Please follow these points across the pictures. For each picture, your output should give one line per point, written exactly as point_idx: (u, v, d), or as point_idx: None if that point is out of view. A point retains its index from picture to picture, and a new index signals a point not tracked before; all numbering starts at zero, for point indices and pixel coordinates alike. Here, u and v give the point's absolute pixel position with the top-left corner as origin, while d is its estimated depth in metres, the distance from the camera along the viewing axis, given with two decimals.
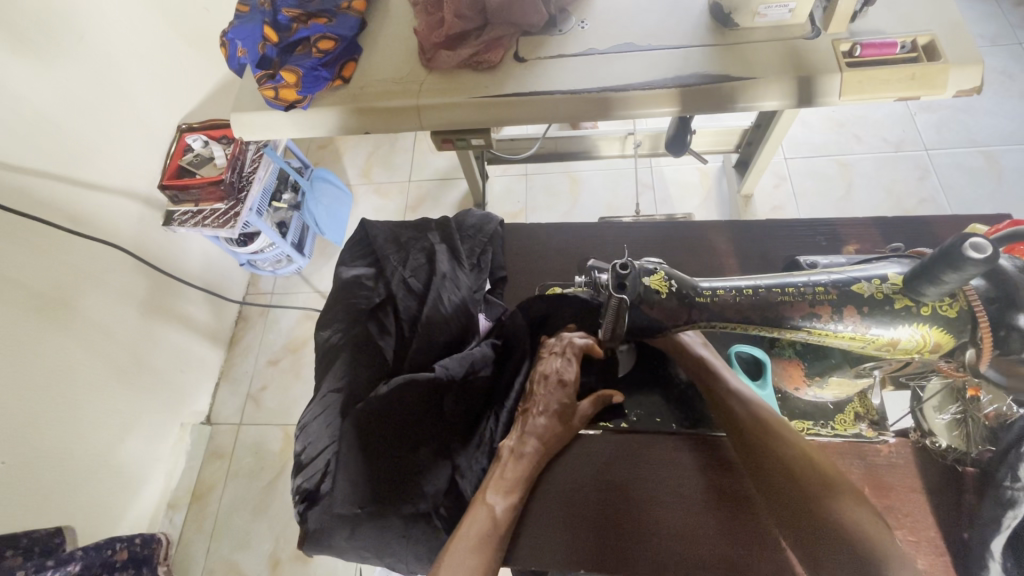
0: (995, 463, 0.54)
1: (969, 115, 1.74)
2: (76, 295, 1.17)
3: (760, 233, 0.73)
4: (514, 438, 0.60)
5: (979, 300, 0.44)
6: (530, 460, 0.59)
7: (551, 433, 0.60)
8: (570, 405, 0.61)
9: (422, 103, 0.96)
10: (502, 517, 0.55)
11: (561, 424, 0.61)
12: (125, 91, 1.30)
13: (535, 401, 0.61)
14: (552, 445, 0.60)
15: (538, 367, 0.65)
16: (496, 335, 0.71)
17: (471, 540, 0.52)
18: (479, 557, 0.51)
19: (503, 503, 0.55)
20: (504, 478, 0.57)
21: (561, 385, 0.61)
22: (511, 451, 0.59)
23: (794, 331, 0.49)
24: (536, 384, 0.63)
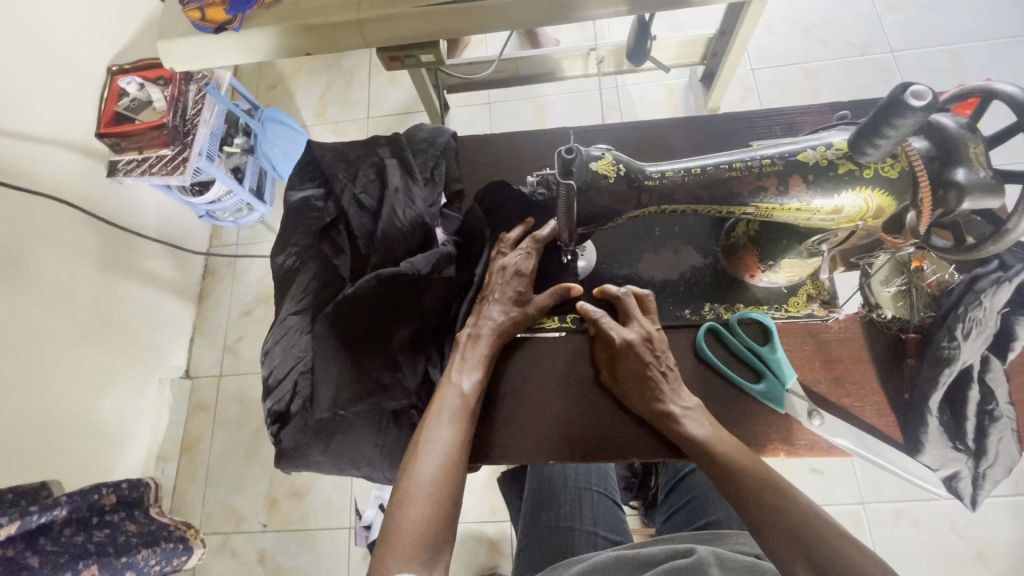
0: (936, 326, 0.56)
1: (935, 13, 1.70)
2: (24, 253, 1.11)
3: (719, 127, 0.72)
4: (472, 324, 0.63)
5: (920, 160, 0.44)
6: (489, 341, 0.61)
7: (509, 319, 0.62)
8: (525, 293, 0.64)
9: (364, 16, 0.89)
10: (471, 392, 0.58)
11: (518, 309, 0.63)
12: (41, 28, 1.18)
13: (491, 290, 0.63)
14: (512, 330, 0.62)
15: (495, 259, 0.66)
16: (457, 234, 0.70)
17: (444, 415, 0.56)
18: (453, 428, 0.56)
19: (469, 379, 0.59)
20: (467, 358, 0.60)
21: (515, 274, 0.63)
22: (469, 336, 0.62)
23: (742, 208, 0.50)
24: (493, 276, 0.65)
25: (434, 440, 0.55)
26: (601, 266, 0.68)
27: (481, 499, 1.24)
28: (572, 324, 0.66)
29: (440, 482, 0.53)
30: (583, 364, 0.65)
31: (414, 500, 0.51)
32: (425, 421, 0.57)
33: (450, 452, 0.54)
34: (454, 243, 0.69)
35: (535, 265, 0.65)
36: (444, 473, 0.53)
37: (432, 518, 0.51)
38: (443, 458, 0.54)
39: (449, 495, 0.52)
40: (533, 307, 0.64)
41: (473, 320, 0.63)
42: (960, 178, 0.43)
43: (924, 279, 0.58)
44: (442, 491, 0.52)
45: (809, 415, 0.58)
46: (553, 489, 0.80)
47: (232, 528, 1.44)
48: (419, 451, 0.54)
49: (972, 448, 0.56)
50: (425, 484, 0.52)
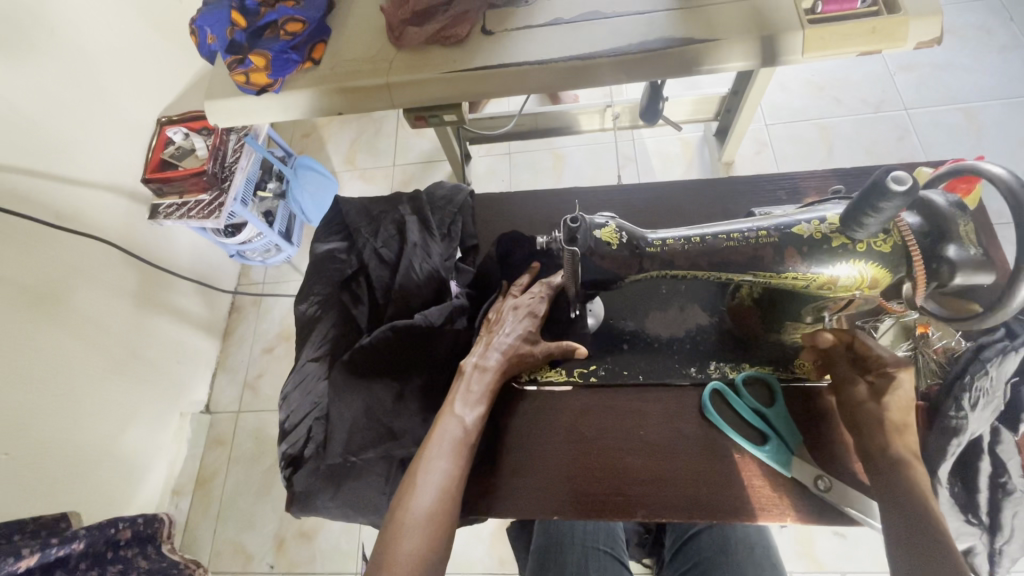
0: (943, 396, 0.56)
1: (948, 72, 1.74)
2: (66, 290, 1.18)
3: (724, 190, 0.75)
4: (480, 356, 0.64)
5: (913, 235, 0.46)
6: (495, 373, 0.63)
7: (518, 355, 0.64)
8: (534, 333, 0.66)
9: (392, 81, 0.96)
10: (472, 426, 0.59)
11: (526, 347, 0.65)
12: (102, 86, 1.29)
13: (501, 324, 0.66)
14: (518, 365, 0.64)
15: (507, 299, 0.69)
16: (470, 288, 0.75)
17: (443, 446, 0.57)
18: (452, 460, 0.56)
19: (472, 413, 0.60)
20: (472, 390, 0.61)
21: (527, 312, 0.66)
22: (477, 366, 0.63)
23: (742, 275, 0.53)
24: (504, 312, 0.67)
25: (433, 470, 0.55)
26: (609, 322, 0.70)
27: (490, 550, 1.22)
28: (579, 378, 0.68)
29: (436, 514, 0.53)
30: (587, 419, 0.66)
31: (408, 531, 0.52)
32: (423, 450, 0.57)
33: (447, 484, 0.55)
34: (467, 295, 0.74)
35: (546, 310, 0.67)
36: (439, 507, 0.53)
37: (424, 550, 0.51)
38: (439, 490, 0.54)
39: (442, 528, 0.53)
40: (540, 347, 0.66)
41: (481, 351, 0.64)
42: (952, 254, 0.44)
43: (869, 358, 0.57)
44: (436, 522, 0.53)
45: (816, 481, 0.58)
46: (560, 546, 0.80)
47: (240, 568, 1.43)
48: (417, 480, 0.55)
49: (986, 522, 0.55)
50: (420, 514, 0.53)
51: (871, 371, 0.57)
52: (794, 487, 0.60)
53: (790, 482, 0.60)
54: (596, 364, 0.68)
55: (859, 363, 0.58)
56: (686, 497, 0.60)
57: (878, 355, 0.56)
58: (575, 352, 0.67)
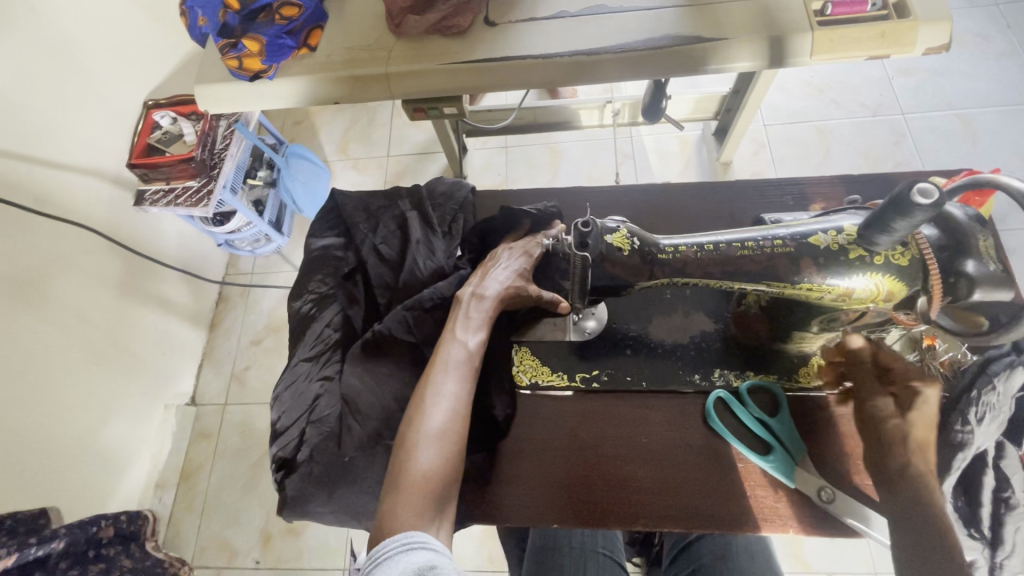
0: (949, 408, 0.55)
1: (946, 78, 1.74)
2: (46, 278, 1.14)
3: (731, 195, 0.74)
4: (477, 286, 0.64)
5: (929, 247, 0.45)
6: (492, 302, 0.63)
7: (515, 286, 0.64)
8: (529, 269, 0.66)
9: (391, 70, 0.93)
10: (475, 350, 0.59)
11: (522, 282, 0.65)
12: (86, 66, 1.24)
13: (497, 260, 0.66)
14: (514, 298, 0.64)
15: (501, 245, 0.70)
16: (473, 255, 0.74)
17: (449, 368, 0.57)
18: (459, 382, 0.56)
19: (473, 338, 0.60)
20: (471, 317, 0.61)
21: (520, 250, 0.68)
22: (474, 296, 0.63)
23: (755, 285, 0.51)
24: (500, 253, 0.68)
25: (442, 392, 0.55)
26: (613, 326, 0.68)
27: (480, 547, 1.21)
28: (581, 384, 0.66)
29: (447, 431, 0.53)
30: (586, 425, 0.64)
31: (422, 447, 0.52)
32: (429, 376, 0.57)
33: (457, 404, 0.55)
34: (469, 261, 0.73)
35: (541, 253, 0.68)
36: (452, 428, 0.54)
37: (438, 468, 0.51)
38: (449, 410, 0.54)
39: (455, 448, 0.53)
40: (534, 287, 0.67)
41: (478, 282, 0.65)
42: (970, 269, 0.43)
43: (892, 371, 0.57)
44: (448, 440, 0.53)
45: (819, 491, 0.58)
46: (555, 549, 0.78)
47: (225, 563, 1.41)
48: (426, 403, 0.54)
49: (989, 537, 0.54)
50: (432, 434, 0.53)
51: (894, 383, 0.57)
52: (796, 496, 0.59)
53: (792, 492, 0.60)
54: (598, 369, 0.67)
55: (883, 375, 0.58)
56: (685, 492, 0.60)
57: (904, 367, 0.56)
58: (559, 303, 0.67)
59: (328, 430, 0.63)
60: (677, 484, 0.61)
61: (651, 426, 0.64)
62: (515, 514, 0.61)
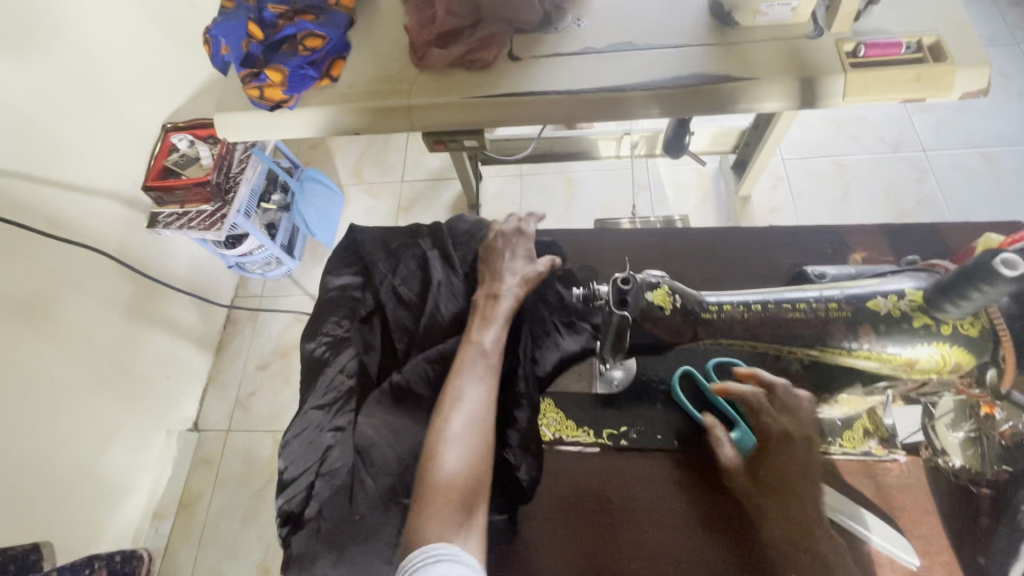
0: (1012, 484, 0.53)
1: (968, 116, 1.73)
2: (54, 300, 1.12)
3: (765, 241, 0.71)
4: (490, 284, 0.64)
5: (1003, 319, 0.41)
6: (505, 295, 0.63)
7: (535, 270, 0.66)
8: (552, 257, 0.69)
9: (414, 103, 0.92)
10: (494, 349, 0.60)
11: (527, 265, 0.66)
12: (107, 89, 1.25)
13: (497, 250, 0.66)
14: (525, 283, 0.64)
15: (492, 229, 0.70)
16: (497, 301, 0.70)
17: (472, 371, 0.58)
18: (482, 384, 0.57)
19: (491, 337, 0.60)
20: (487, 316, 0.62)
21: (512, 231, 0.68)
22: (488, 295, 0.63)
23: (807, 349, 0.47)
24: (496, 240, 0.68)
25: (465, 400, 0.56)
26: (641, 379, 0.65)
27: None
28: (608, 440, 0.63)
29: (473, 435, 0.54)
30: (613, 486, 0.60)
31: (448, 453, 0.53)
32: (452, 380, 0.58)
33: (483, 406, 0.56)
34: None
35: (535, 229, 0.70)
36: (477, 433, 0.54)
37: (466, 472, 0.53)
38: (474, 414, 0.55)
39: (480, 451, 0.54)
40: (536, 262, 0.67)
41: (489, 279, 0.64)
42: None
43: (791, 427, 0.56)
44: (475, 444, 0.54)
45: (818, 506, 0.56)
46: None
47: None
48: (449, 409, 0.56)
49: None
50: (457, 437, 0.54)
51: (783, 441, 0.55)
52: None
53: None
54: (627, 426, 0.63)
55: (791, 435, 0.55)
56: (711, 542, 0.57)
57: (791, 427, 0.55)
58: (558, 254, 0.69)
59: (338, 484, 0.60)
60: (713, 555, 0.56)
61: (680, 490, 0.60)
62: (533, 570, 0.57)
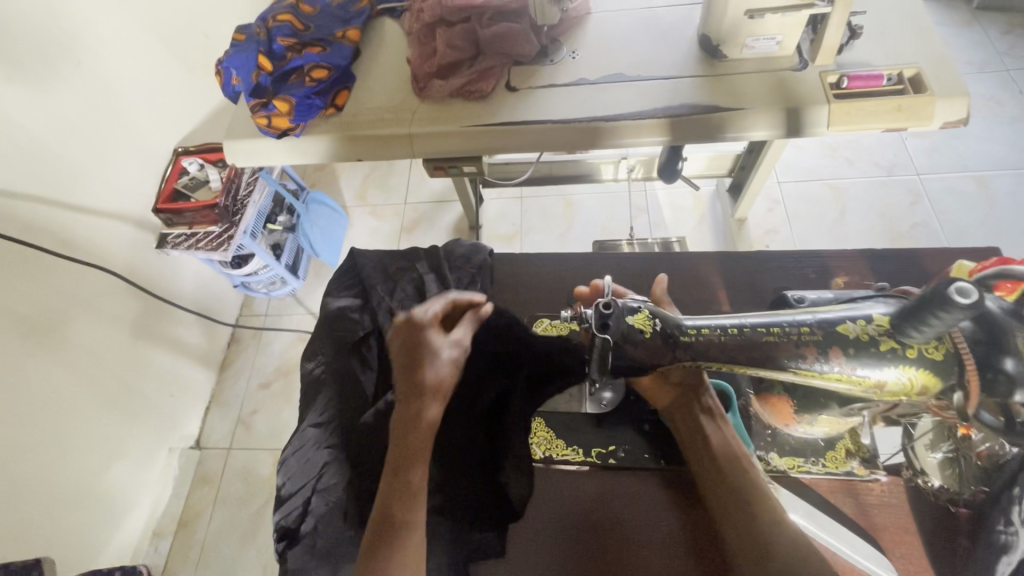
0: (990, 504, 0.53)
1: (960, 140, 1.76)
2: (64, 320, 1.16)
3: (752, 266, 0.73)
4: (410, 395, 0.59)
5: (965, 343, 0.44)
6: (428, 411, 0.59)
7: (455, 359, 0.62)
8: (462, 335, 0.64)
9: (415, 132, 0.96)
10: (421, 474, 0.55)
11: (449, 369, 0.61)
12: (122, 117, 1.30)
13: (416, 356, 0.61)
14: (445, 389, 0.61)
15: (402, 322, 0.64)
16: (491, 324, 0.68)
17: (405, 504, 0.53)
18: (416, 520, 0.53)
19: (419, 463, 0.56)
20: (414, 438, 0.57)
21: (427, 330, 0.62)
22: (411, 411, 0.58)
23: (782, 371, 0.49)
24: (408, 340, 0.62)
25: (404, 542, 0.51)
26: (630, 400, 0.67)
27: None
28: (597, 459, 0.64)
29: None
30: (602, 505, 0.62)
31: None
32: (383, 515, 0.52)
33: (416, 542, 0.52)
34: None
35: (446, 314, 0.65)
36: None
37: None
38: (411, 555, 0.51)
39: None
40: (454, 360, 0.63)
41: (411, 389, 0.59)
42: (1010, 367, 0.41)
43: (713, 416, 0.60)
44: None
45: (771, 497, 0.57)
46: None
47: None
48: (384, 551, 0.50)
49: None
50: None
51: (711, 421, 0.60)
52: None
53: None
54: (615, 446, 0.65)
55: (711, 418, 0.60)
56: (702, 562, 0.57)
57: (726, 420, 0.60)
58: (472, 314, 0.66)
59: (334, 500, 0.61)
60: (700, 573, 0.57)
61: (666, 508, 0.61)
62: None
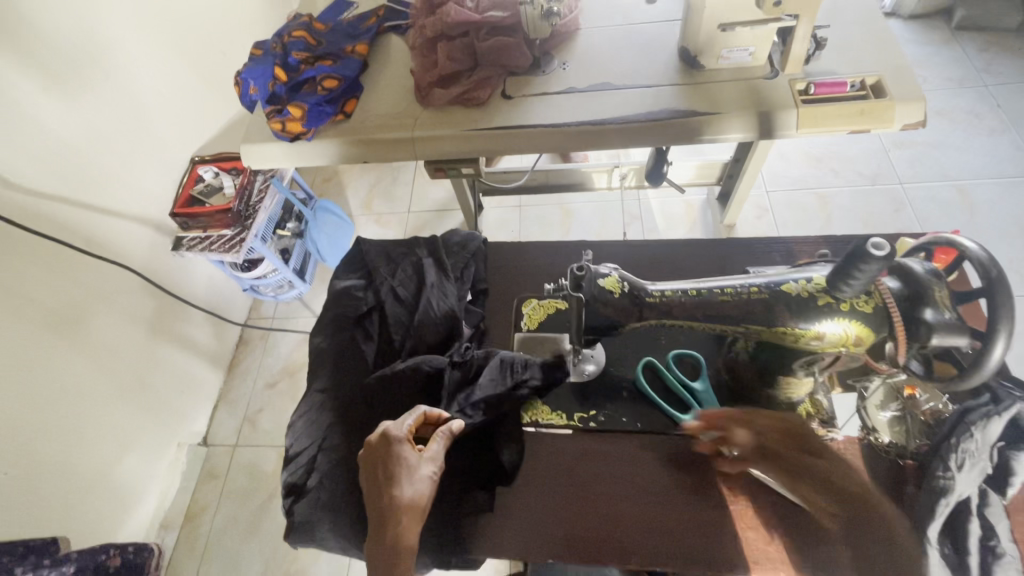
0: (931, 455, 0.59)
1: (941, 151, 1.83)
2: (86, 314, 1.23)
3: (724, 252, 0.80)
4: (391, 512, 0.55)
5: (893, 299, 0.50)
6: (411, 525, 0.55)
7: (431, 478, 0.59)
8: (437, 447, 0.62)
9: (417, 135, 1.04)
10: None
11: (428, 487, 0.58)
12: (145, 127, 1.39)
13: (393, 471, 0.57)
14: (426, 505, 0.57)
15: (377, 435, 0.60)
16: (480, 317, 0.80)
17: None
18: None
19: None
20: (400, 552, 0.53)
21: (403, 444, 0.59)
22: (394, 526, 0.55)
23: (737, 327, 0.56)
24: (387, 453, 0.59)
25: None
26: (610, 369, 0.73)
27: None
28: (579, 423, 0.70)
29: None
30: (583, 464, 0.67)
31: None
32: None
33: None
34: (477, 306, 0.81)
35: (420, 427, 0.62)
36: None
37: None
38: None
39: None
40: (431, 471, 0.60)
41: (393, 503, 0.56)
42: (930, 317, 0.48)
43: None
44: None
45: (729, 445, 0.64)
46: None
47: None
48: None
49: None
50: None
51: None
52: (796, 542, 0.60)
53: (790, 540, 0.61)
54: (595, 410, 0.70)
55: None
56: (674, 511, 0.63)
57: None
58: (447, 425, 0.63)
59: (337, 458, 0.67)
60: (672, 520, 0.63)
61: (641, 466, 0.66)
62: (507, 540, 0.63)
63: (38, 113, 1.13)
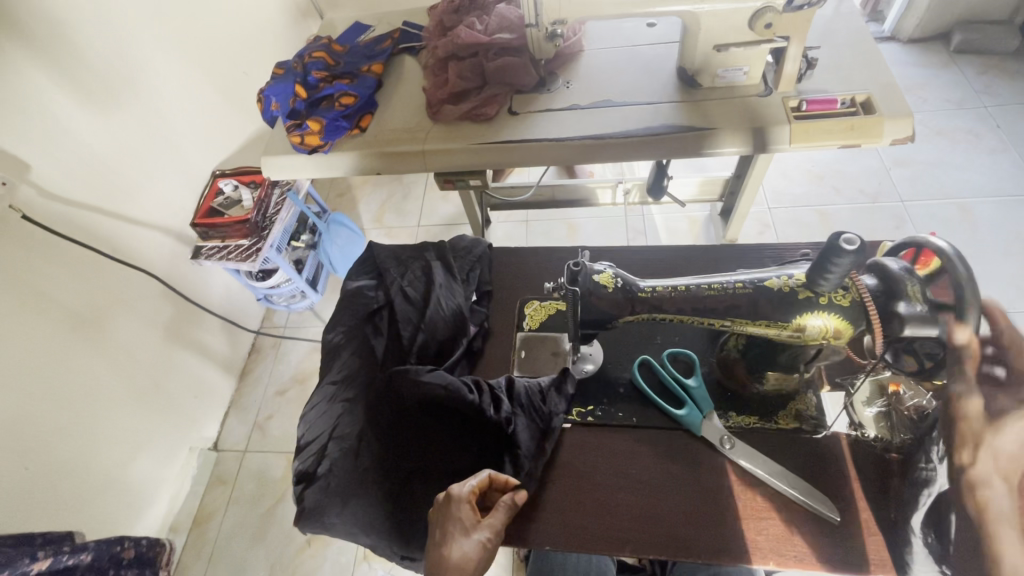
0: (913, 447, 0.60)
1: (941, 169, 1.86)
2: (107, 317, 1.28)
3: (718, 258, 0.83)
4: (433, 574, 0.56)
5: (869, 294, 0.53)
6: None
7: (483, 545, 0.58)
8: (498, 512, 0.61)
9: (428, 148, 1.10)
10: None
11: (479, 554, 0.57)
12: (170, 141, 1.47)
13: (446, 534, 0.58)
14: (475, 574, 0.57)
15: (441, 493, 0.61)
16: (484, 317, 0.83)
17: None
18: None
19: None
20: None
21: (462, 506, 0.59)
22: None
23: (722, 320, 0.61)
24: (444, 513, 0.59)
25: None
26: (607, 366, 0.76)
27: None
28: (578, 417, 0.73)
29: None
30: (582, 456, 0.70)
31: None
32: None
33: None
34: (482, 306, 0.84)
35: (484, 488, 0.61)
36: None
37: None
38: None
39: None
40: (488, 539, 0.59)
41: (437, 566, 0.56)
42: (902, 311, 0.51)
43: None
44: None
45: (722, 439, 0.67)
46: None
47: None
48: None
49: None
50: None
51: None
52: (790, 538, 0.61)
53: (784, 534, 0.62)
54: (593, 405, 0.74)
55: None
56: (669, 504, 0.65)
57: None
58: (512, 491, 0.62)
59: (346, 447, 0.71)
60: (665, 514, 0.64)
61: (638, 460, 0.69)
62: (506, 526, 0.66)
63: (71, 127, 1.20)
